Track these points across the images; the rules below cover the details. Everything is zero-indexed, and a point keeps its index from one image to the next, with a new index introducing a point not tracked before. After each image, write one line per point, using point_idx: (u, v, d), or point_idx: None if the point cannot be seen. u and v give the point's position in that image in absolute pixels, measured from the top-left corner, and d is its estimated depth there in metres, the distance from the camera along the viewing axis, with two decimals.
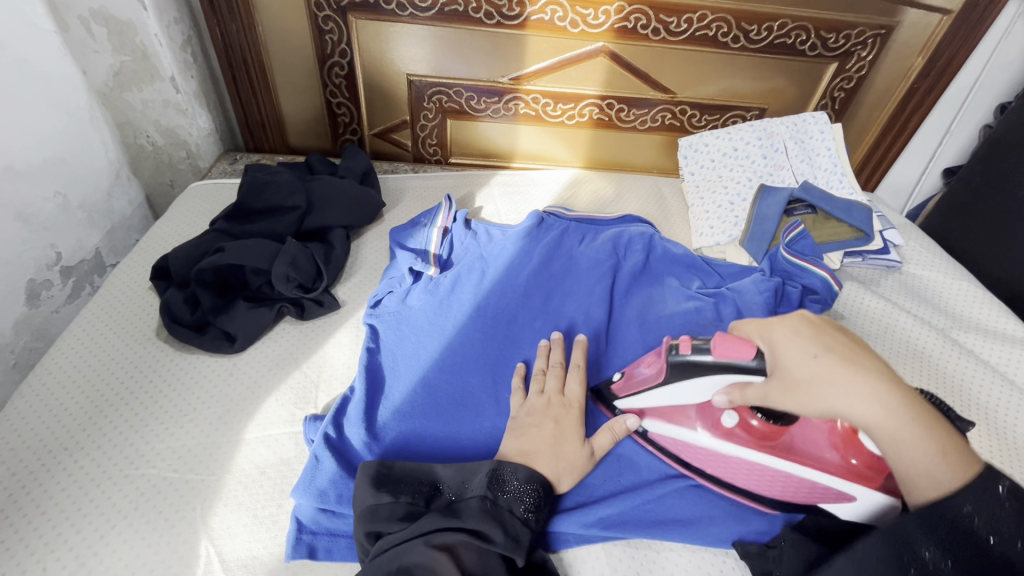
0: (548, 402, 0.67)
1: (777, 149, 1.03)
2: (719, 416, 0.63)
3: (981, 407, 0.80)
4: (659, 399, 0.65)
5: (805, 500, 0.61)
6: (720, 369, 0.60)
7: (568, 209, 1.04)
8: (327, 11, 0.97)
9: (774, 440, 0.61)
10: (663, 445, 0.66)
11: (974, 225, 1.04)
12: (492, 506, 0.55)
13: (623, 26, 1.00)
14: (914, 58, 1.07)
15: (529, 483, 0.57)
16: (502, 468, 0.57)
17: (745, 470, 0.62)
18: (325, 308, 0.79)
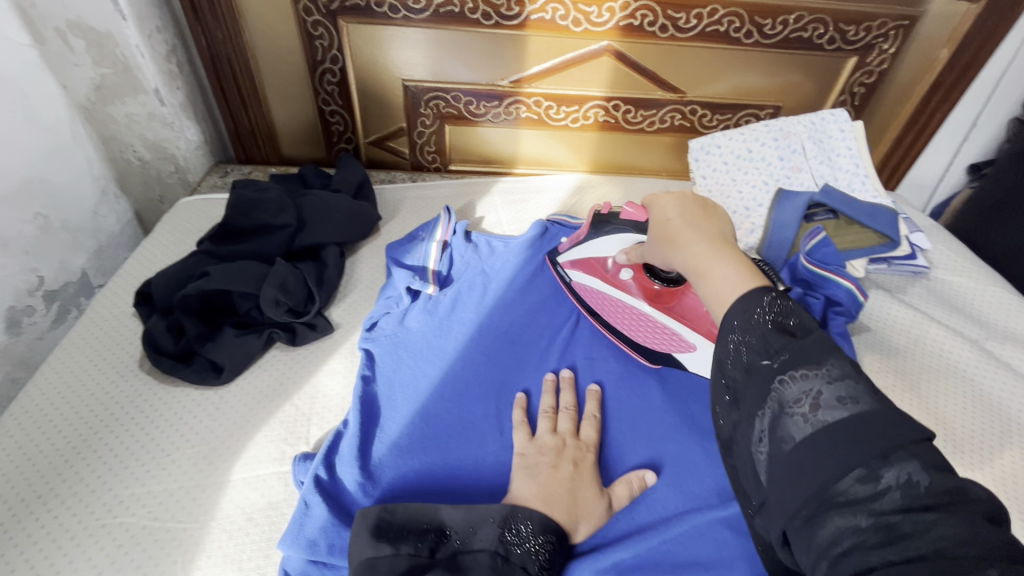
0: (560, 443, 0.62)
1: (794, 150, 0.97)
2: (620, 270, 0.81)
3: (1020, 425, 0.75)
4: (584, 250, 0.83)
5: (668, 348, 0.75)
6: (626, 230, 0.79)
7: (574, 218, 0.99)
8: (316, 16, 0.93)
9: (660, 299, 0.78)
10: (580, 290, 0.82)
11: (1005, 226, 0.98)
12: (502, 563, 0.50)
13: (629, 23, 0.95)
14: (940, 49, 1.01)
15: (544, 536, 0.52)
16: (515, 516, 0.53)
17: (630, 316, 0.78)
18: (317, 332, 0.74)
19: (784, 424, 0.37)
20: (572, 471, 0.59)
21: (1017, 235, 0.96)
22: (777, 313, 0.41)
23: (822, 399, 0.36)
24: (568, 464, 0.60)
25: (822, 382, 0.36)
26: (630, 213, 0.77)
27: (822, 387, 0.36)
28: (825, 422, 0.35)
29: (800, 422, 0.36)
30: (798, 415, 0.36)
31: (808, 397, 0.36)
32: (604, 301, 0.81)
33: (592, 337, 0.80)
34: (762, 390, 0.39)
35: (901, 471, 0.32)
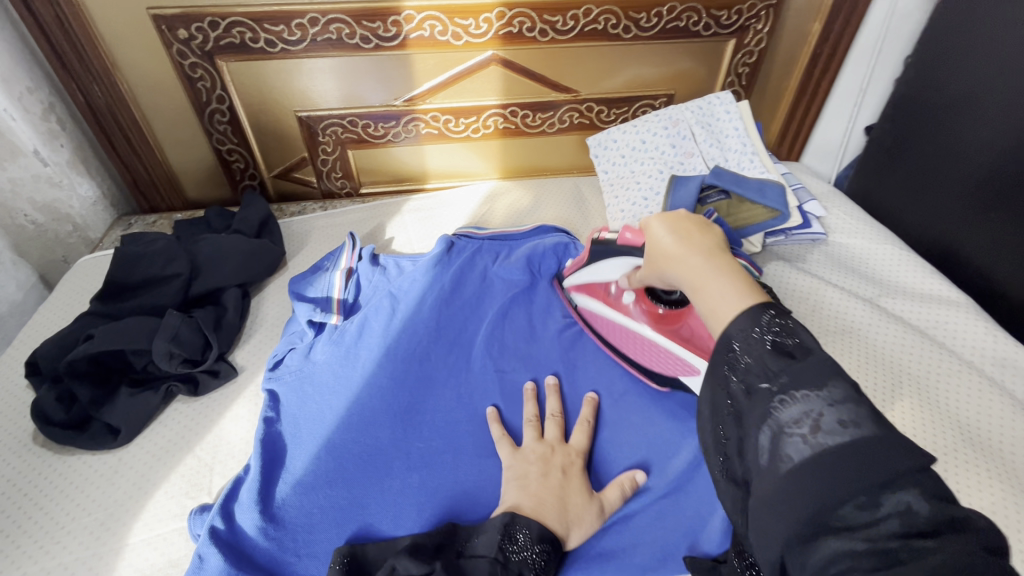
0: (547, 450, 0.64)
1: (684, 136, 1.00)
2: (622, 293, 0.77)
3: (911, 374, 0.78)
4: (586, 276, 0.80)
5: (669, 370, 0.71)
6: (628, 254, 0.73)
7: (481, 228, 1.00)
8: (192, 58, 0.92)
9: (665, 322, 0.73)
10: (591, 316, 0.81)
11: (888, 185, 1.03)
12: (501, 568, 0.52)
13: (508, 31, 0.96)
14: (811, 23, 1.05)
15: (541, 544, 0.54)
16: (514, 524, 0.55)
17: (629, 337, 0.75)
18: (220, 378, 0.74)
19: (785, 447, 0.36)
20: (562, 482, 0.61)
21: (899, 194, 1.00)
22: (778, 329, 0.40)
23: (823, 421, 0.35)
24: (559, 473, 0.62)
25: (823, 407, 0.36)
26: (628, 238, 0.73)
27: (823, 410, 0.36)
28: (824, 445, 0.34)
29: (799, 443, 0.35)
30: (799, 437, 0.36)
31: (808, 419, 0.36)
32: (610, 327, 0.78)
33: (498, 347, 0.80)
34: (761, 413, 0.38)
35: (903, 499, 0.32)
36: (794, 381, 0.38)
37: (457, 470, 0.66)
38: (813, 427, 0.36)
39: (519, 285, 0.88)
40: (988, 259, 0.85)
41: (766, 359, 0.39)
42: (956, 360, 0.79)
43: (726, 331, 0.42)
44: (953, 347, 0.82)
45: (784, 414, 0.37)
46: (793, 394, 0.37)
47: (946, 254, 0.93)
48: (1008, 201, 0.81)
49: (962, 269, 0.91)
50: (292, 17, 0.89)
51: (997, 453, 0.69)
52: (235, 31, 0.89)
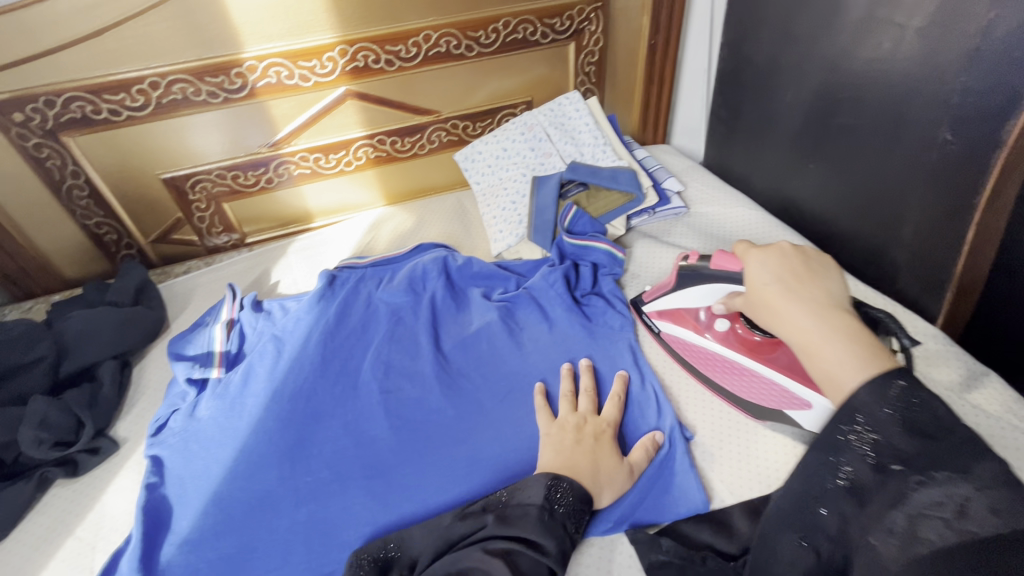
0: (580, 422, 0.67)
1: (541, 139, 1.06)
2: (714, 321, 0.76)
3: None
4: (673, 301, 0.80)
5: (774, 404, 0.69)
6: (731, 279, 0.72)
7: (364, 256, 1.03)
8: (35, 138, 0.91)
9: (763, 351, 0.71)
10: (672, 341, 0.81)
11: (735, 153, 1.11)
12: (548, 516, 0.54)
13: (354, 66, 1.00)
14: (639, 19, 1.14)
15: (581, 504, 0.56)
16: (560, 481, 0.57)
17: (727, 366, 0.74)
18: (101, 454, 0.74)
19: (921, 528, 0.36)
20: (595, 447, 0.64)
21: (744, 159, 1.09)
22: (906, 404, 0.41)
23: (968, 507, 0.35)
24: (591, 440, 0.64)
25: (970, 491, 0.36)
26: (725, 261, 0.71)
27: (969, 496, 0.36)
28: (970, 532, 0.34)
29: (942, 528, 0.35)
30: (939, 520, 0.35)
31: (952, 503, 0.36)
32: (693, 351, 0.78)
33: (382, 368, 0.81)
34: (895, 496, 0.38)
35: None
36: (930, 464, 0.38)
37: (344, 498, 0.67)
38: (960, 514, 0.35)
39: (403, 306, 0.90)
40: (819, 205, 0.94)
41: (903, 441, 0.39)
42: None
43: (856, 401, 0.42)
44: None
45: (923, 496, 0.37)
46: (934, 477, 0.37)
47: (790, 207, 1.02)
48: (822, 152, 0.90)
49: (804, 218, 0.99)
50: (131, 84, 0.90)
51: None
52: (74, 105, 0.89)
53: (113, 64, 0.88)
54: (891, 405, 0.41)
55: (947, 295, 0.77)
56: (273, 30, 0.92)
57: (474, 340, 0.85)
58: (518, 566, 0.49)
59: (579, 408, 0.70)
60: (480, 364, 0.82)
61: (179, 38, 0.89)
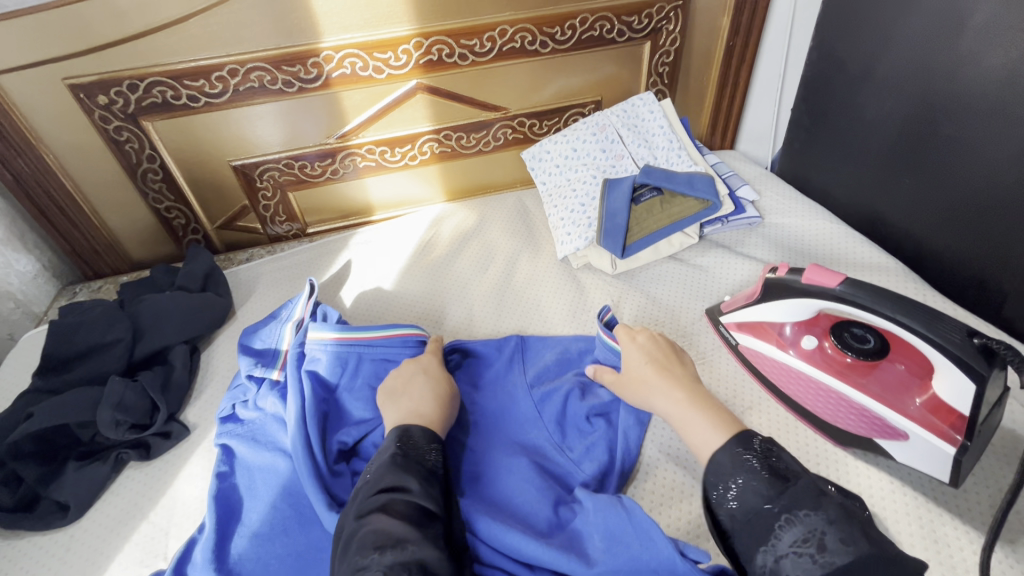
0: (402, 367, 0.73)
1: (612, 140, 1.02)
2: (799, 337, 0.72)
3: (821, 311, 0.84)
4: (753, 315, 0.75)
5: (865, 432, 0.64)
6: (813, 296, 0.66)
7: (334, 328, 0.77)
8: (116, 122, 0.92)
9: (854, 373, 0.67)
10: (749, 354, 0.76)
11: (814, 164, 1.06)
12: (401, 459, 0.56)
13: (428, 59, 0.99)
14: (720, 18, 1.10)
15: (432, 442, 0.60)
16: (406, 434, 0.60)
17: (809, 386, 0.69)
18: (172, 439, 0.74)
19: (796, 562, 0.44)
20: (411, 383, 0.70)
21: (825, 169, 1.04)
22: (766, 453, 0.51)
23: (825, 541, 0.43)
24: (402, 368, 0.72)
25: (825, 526, 0.44)
26: (817, 277, 0.65)
27: (823, 529, 0.44)
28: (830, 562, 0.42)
29: (809, 562, 0.43)
30: (807, 556, 0.43)
31: (813, 538, 0.44)
32: (771, 368, 0.73)
33: None
34: (763, 535, 0.46)
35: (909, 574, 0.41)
36: (790, 500, 0.47)
37: None
38: (819, 548, 0.43)
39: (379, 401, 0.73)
40: (910, 221, 0.89)
41: (759, 487, 0.49)
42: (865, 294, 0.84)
43: (718, 455, 0.53)
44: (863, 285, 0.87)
45: (786, 536, 0.45)
46: (796, 516, 0.46)
47: (875, 223, 0.96)
48: (920, 165, 0.84)
49: (891, 234, 0.94)
50: (211, 71, 0.90)
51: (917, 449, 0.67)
52: (156, 90, 0.90)
53: (194, 51, 0.88)
54: (759, 460, 0.50)
55: None
56: (350, 20, 0.92)
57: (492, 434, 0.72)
58: (397, 508, 0.51)
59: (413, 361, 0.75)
60: (510, 441, 0.70)
61: (260, 27, 0.89)
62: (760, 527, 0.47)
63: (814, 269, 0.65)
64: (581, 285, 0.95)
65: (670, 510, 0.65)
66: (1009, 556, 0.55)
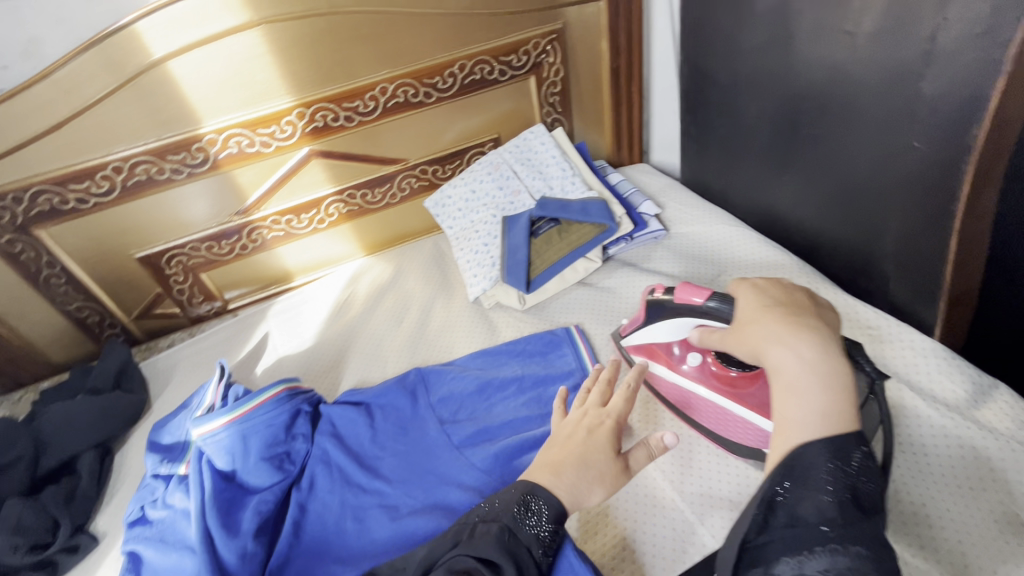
0: (581, 415, 0.60)
1: (509, 177, 1.04)
2: (687, 356, 0.72)
3: None
4: (643, 338, 0.75)
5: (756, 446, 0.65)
6: (686, 315, 0.67)
7: (213, 419, 0.75)
8: (7, 235, 0.92)
9: (739, 387, 0.67)
10: (654, 379, 0.76)
11: (711, 168, 1.08)
12: (508, 535, 0.50)
13: (314, 126, 1.00)
14: (598, 43, 1.13)
15: (557, 524, 0.52)
16: (534, 497, 0.53)
17: (706, 408, 0.70)
18: (80, 553, 0.73)
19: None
20: (587, 440, 0.57)
21: (719, 173, 1.06)
22: (853, 471, 0.44)
23: None
24: (584, 433, 0.58)
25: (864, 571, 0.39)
26: (689, 295, 0.65)
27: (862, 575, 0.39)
28: None
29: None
30: None
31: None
32: (676, 393, 0.74)
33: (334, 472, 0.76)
34: (802, 545, 0.41)
35: None
36: (853, 536, 0.41)
37: None
38: None
39: (276, 471, 0.75)
40: (798, 216, 0.90)
41: (832, 506, 0.42)
42: None
43: (808, 453, 0.44)
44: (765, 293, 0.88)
45: (818, 561, 0.40)
46: (846, 549, 0.40)
47: (771, 221, 0.98)
48: (792, 163, 0.87)
49: (786, 228, 0.95)
50: (95, 171, 0.91)
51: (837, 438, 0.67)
52: (42, 199, 0.91)
53: (76, 155, 0.89)
54: (844, 483, 0.43)
55: (941, 305, 0.72)
56: (226, 102, 0.93)
57: (399, 497, 0.72)
58: None
59: (588, 400, 0.62)
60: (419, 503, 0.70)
61: (137, 122, 0.90)
62: (800, 539, 0.42)
63: (684, 288, 0.65)
64: (492, 324, 0.95)
65: (663, 558, 0.60)
66: (917, 552, 0.57)
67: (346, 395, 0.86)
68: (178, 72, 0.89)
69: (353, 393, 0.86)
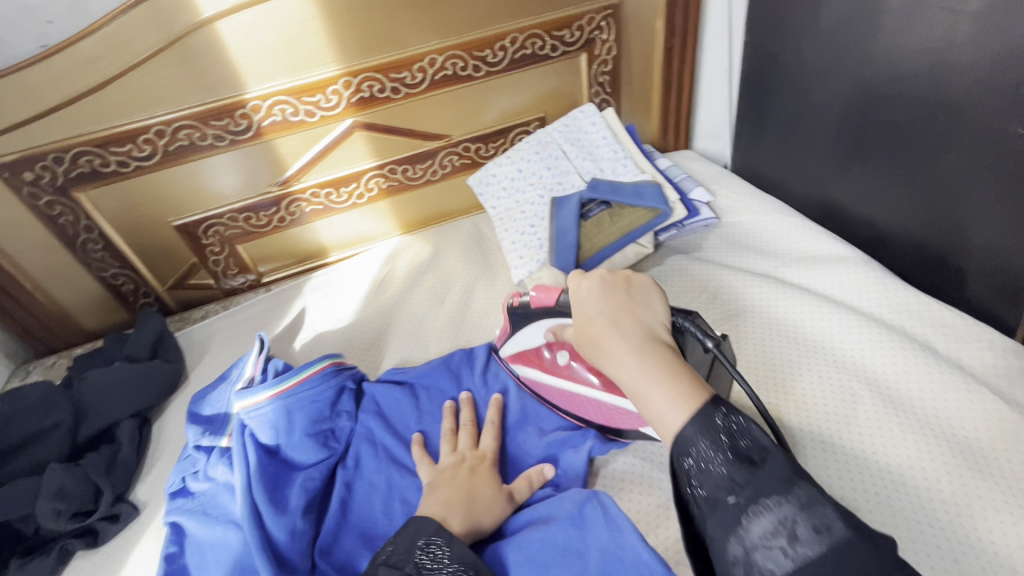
0: (460, 458, 0.68)
1: (557, 157, 1.01)
2: (556, 356, 0.69)
3: (786, 323, 0.82)
4: (516, 345, 0.73)
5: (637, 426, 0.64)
6: (548, 318, 0.68)
7: (258, 392, 0.73)
8: (47, 196, 0.90)
9: None
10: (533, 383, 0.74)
11: (767, 156, 1.04)
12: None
13: (360, 97, 0.97)
14: (653, 21, 1.08)
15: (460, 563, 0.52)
16: (435, 540, 0.54)
17: (582, 400, 0.68)
18: (121, 522, 0.71)
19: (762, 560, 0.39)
20: (471, 478, 0.65)
21: (776, 162, 1.02)
22: (732, 432, 0.44)
23: (797, 531, 0.39)
24: (468, 472, 0.65)
25: (794, 514, 0.40)
26: (540, 297, 0.68)
27: (795, 519, 0.40)
28: (805, 556, 0.38)
29: (780, 556, 0.39)
30: (782, 552, 0.39)
31: (785, 530, 0.40)
32: (554, 393, 0.71)
33: (381, 451, 0.74)
34: (731, 528, 0.41)
35: None
36: (757, 491, 0.42)
37: None
38: (791, 539, 0.39)
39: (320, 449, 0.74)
40: (865, 207, 0.86)
41: (728, 471, 0.43)
42: (823, 301, 0.82)
43: (684, 436, 0.44)
44: (823, 290, 0.85)
45: (754, 528, 0.40)
46: (764, 505, 0.41)
47: (832, 213, 0.94)
48: (864, 152, 0.82)
49: (849, 220, 0.91)
50: (137, 134, 0.89)
51: (898, 435, 0.66)
52: (83, 160, 0.88)
53: (118, 117, 0.87)
54: (726, 442, 0.43)
55: None
56: (273, 68, 0.90)
57: None
58: None
59: (459, 445, 0.70)
60: None
61: (181, 85, 0.87)
62: (722, 521, 0.42)
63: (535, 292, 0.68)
64: None
65: None
66: (988, 556, 0.55)
67: (389, 374, 0.84)
68: (227, 33, 0.86)
69: (396, 372, 0.84)
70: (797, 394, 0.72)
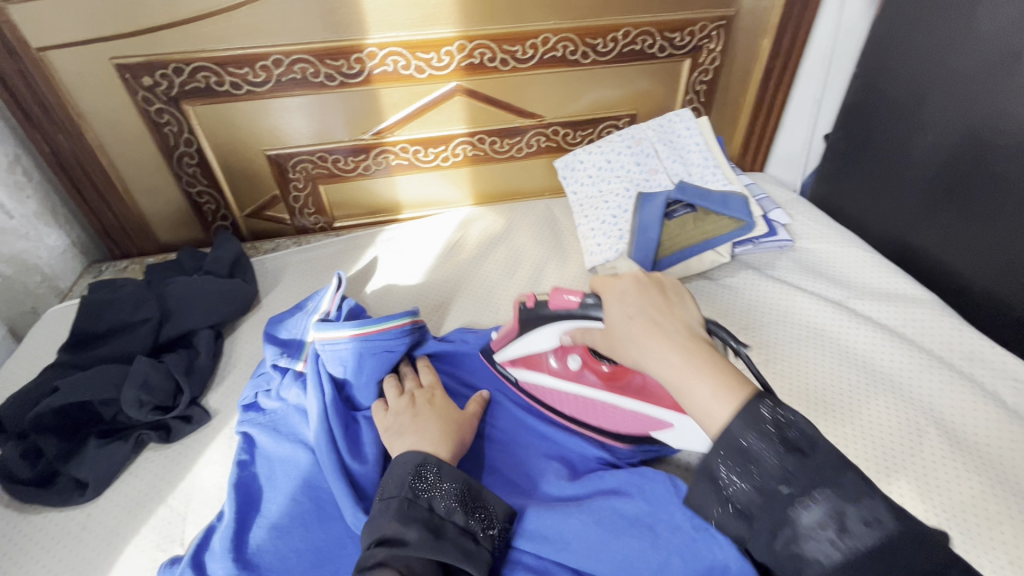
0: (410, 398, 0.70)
1: (648, 154, 1.02)
2: (565, 361, 0.72)
3: (856, 354, 0.83)
4: (519, 349, 0.73)
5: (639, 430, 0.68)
6: (564, 323, 0.66)
7: (342, 326, 0.74)
8: (157, 104, 0.93)
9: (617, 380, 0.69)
10: (527, 387, 0.75)
11: (849, 191, 1.05)
12: (408, 504, 0.55)
13: (470, 62, 0.99)
14: (760, 40, 1.09)
15: (451, 483, 0.58)
16: (426, 465, 0.58)
17: (587, 406, 0.71)
18: (193, 424, 0.73)
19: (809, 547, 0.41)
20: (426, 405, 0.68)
21: (859, 197, 1.03)
22: (780, 424, 0.44)
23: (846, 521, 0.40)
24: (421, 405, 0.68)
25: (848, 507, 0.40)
26: (564, 302, 0.65)
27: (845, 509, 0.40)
28: (853, 546, 0.40)
29: (830, 547, 0.40)
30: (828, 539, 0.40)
31: (833, 522, 0.40)
32: (554, 398, 0.73)
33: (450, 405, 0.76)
34: (781, 518, 0.42)
35: None
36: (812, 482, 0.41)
37: None
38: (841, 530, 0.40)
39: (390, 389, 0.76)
40: (949, 254, 0.87)
41: (776, 452, 0.43)
42: (894, 338, 0.83)
43: (730, 430, 0.44)
44: (896, 328, 0.86)
45: (807, 516, 0.41)
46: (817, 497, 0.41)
47: (909, 255, 0.95)
48: (959, 200, 0.84)
49: (926, 265, 0.93)
50: (256, 59, 0.91)
51: (966, 475, 0.67)
52: (200, 75, 0.91)
53: (242, 39, 0.89)
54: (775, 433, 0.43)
55: None
56: (396, 19, 0.92)
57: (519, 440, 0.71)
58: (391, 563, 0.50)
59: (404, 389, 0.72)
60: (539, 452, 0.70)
61: (308, 19, 0.89)
62: (768, 513, 0.43)
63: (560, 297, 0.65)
64: None
65: None
66: None
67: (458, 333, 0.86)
68: None
69: (464, 333, 0.85)
70: (865, 418, 0.74)
